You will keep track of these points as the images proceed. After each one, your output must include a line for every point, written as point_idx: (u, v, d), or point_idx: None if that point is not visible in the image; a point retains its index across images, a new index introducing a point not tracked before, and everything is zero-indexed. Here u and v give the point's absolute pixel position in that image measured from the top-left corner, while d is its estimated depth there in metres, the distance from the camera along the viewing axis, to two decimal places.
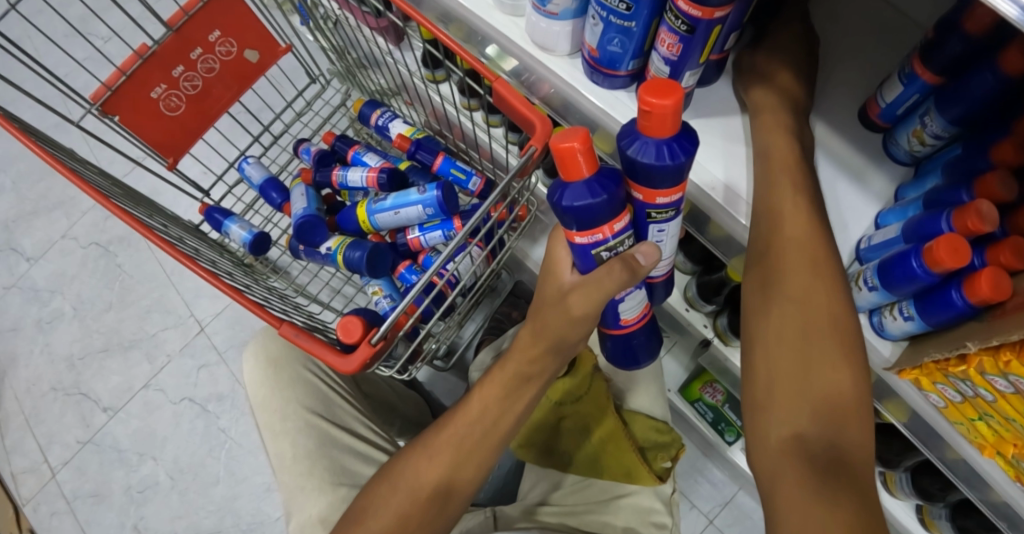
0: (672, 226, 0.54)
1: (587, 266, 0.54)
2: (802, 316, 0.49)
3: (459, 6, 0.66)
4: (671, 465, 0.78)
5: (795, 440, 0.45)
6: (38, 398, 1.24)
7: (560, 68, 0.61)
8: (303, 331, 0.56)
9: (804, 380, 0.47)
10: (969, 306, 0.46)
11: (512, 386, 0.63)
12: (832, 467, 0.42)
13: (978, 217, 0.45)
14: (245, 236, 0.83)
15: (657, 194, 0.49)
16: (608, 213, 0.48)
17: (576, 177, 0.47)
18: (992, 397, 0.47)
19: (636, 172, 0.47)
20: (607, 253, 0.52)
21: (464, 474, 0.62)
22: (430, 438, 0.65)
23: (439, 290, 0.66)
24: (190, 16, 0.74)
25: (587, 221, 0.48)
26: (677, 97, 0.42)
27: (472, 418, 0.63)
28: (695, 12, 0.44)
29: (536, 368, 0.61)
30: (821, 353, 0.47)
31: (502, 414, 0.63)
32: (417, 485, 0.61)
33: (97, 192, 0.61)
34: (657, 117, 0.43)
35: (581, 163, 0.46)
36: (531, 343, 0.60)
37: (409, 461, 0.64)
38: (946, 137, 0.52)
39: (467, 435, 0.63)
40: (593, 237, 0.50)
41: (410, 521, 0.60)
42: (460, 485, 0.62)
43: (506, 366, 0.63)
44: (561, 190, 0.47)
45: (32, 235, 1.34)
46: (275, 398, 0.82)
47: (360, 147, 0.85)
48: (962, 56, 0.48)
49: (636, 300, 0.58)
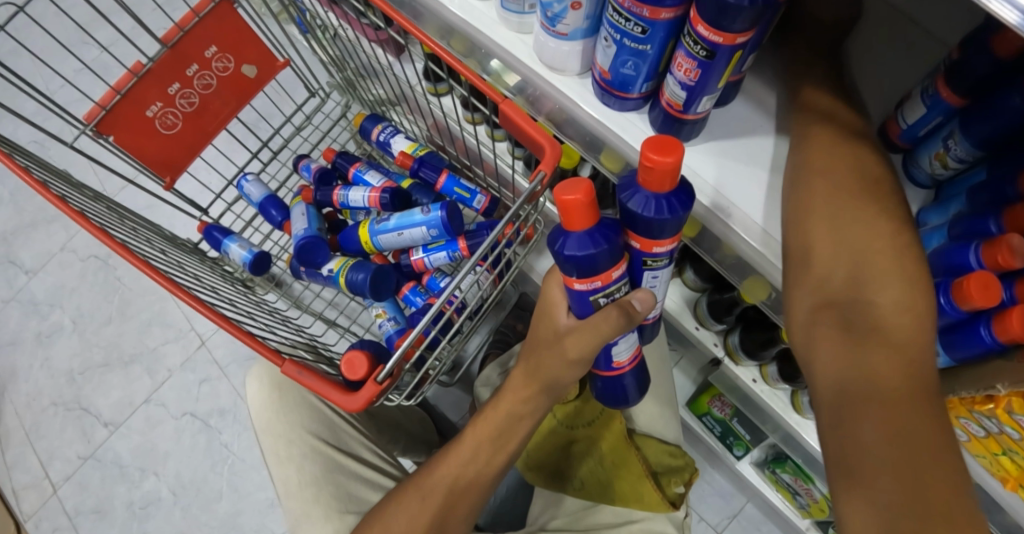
0: (663, 274, 0.53)
1: (584, 311, 0.52)
2: (842, 198, 0.46)
3: (462, 21, 0.63)
4: (685, 490, 0.76)
5: (830, 309, 0.42)
6: (39, 413, 1.23)
7: (569, 88, 0.59)
8: (306, 369, 0.54)
9: (840, 253, 0.44)
10: (997, 344, 0.44)
11: (506, 424, 0.61)
12: (865, 328, 0.39)
13: (1009, 251, 0.43)
14: (245, 256, 0.81)
15: (654, 244, 0.48)
16: (608, 261, 0.46)
17: (578, 227, 0.45)
18: (1017, 435, 0.46)
19: (632, 226, 0.46)
20: (605, 299, 0.50)
21: (457, 510, 0.61)
22: (425, 476, 0.64)
23: (448, 318, 0.63)
24: (185, 31, 0.72)
25: (588, 268, 0.47)
26: (679, 155, 0.41)
27: (461, 458, 0.62)
28: (716, 37, 0.42)
29: (526, 407, 0.60)
30: (866, 230, 0.44)
31: (489, 445, 0.62)
32: (415, 519, 0.61)
33: (88, 223, 0.58)
34: (659, 174, 0.42)
35: (585, 214, 0.44)
36: (524, 384, 0.59)
37: (402, 500, 0.63)
38: (970, 160, 0.50)
39: (460, 476, 0.62)
40: (592, 284, 0.48)
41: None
42: (457, 516, 0.62)
43: (499, 405, 0.61)
44: (564, 238, 0.46)
45: (30, 248, 1.33)
46: (279, 423, 0.79)
47: (361, 164, 0.83)
48: (988, 78, 0.46)
49: (629, 341, 0.57)
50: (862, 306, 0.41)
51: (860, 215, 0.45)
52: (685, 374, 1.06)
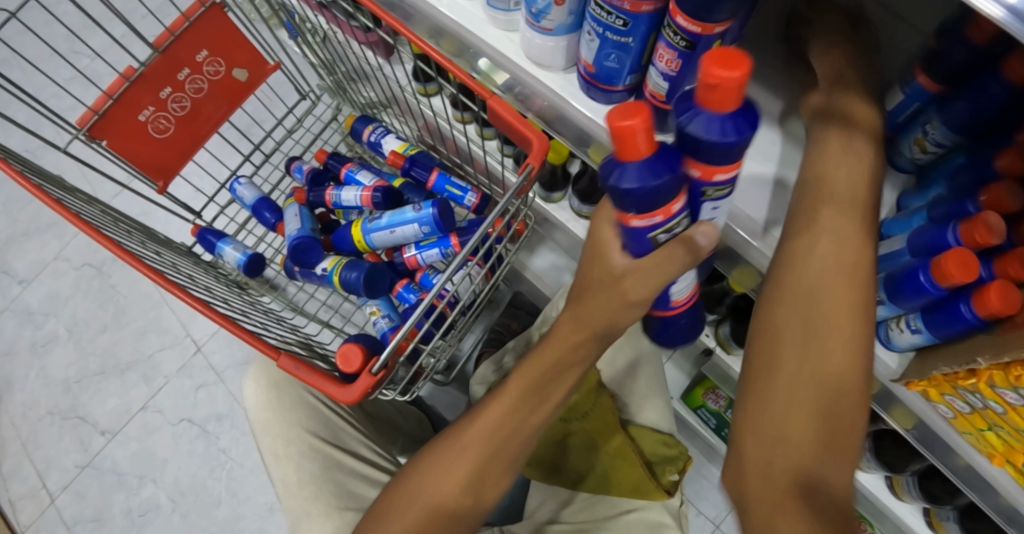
0: (720, 210, 0.46)
1: (641, 249, 0.46)
2: (820, 326, 0.42)
3: (449, 21, 0.64)
4: (679, 477, 0.78)
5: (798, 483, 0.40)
6: (35, 422, 1.22)
7: (554, 83, 0.60)
8: (302, 363, 0.55)
9: (809, 405, 0.41)
10: (978, 320, 0.45)
11: (541, 390, 0.61)
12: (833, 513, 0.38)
13: (986, 229, 0.44)
14: (239, 258, 0.82)
15: (717, 171, 0.40)
16: (669, 195, 0.40)
17: (633, 157, 0.38)
18: (1002, 409, 0.47)
19: (693, 154, 0.39)
20: (664, 235, 0.45)
21: (504, 453, 0.61)
22: (467, 423, 0.63)
23: (440, 312, 0.64)
24: (176, 36, 0.73)
25: (647, 204, 0.40)
26: (746, 67, 0.34)
27: (481, 432, 0.62)
28: (695, 28, 0.42)
29: (566, 362, 0.59)
30: (840, 376, 0.41)
31: (507, 419, 0.61)
32: (457, 463, 0.61)
33: (84, 224, 0.59)
34: (724, 92, 0.35)
35: (641, 142, 0.37)
36: (574, 329, 0.57)
37: (445, 445, 0.63)
38: (948, 145, 0.51)
39: (505, 420, 0.61)
40: (652, 220, 0.42)
41: (433, 523, 0.59)
42: (485, 493, 0.61)
43: (546, 351, 0.60)
44: (620, 168, 0.39)
45: (24, 257, 1.32)
46: (278, 422, 0.79)
47: (353, 164, 0.84)
48: (966, 63, 0.47)
49: (688, 281, 0.54)
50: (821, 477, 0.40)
51: (863, 187, 0.45)
52: (678, 368, 1.06)
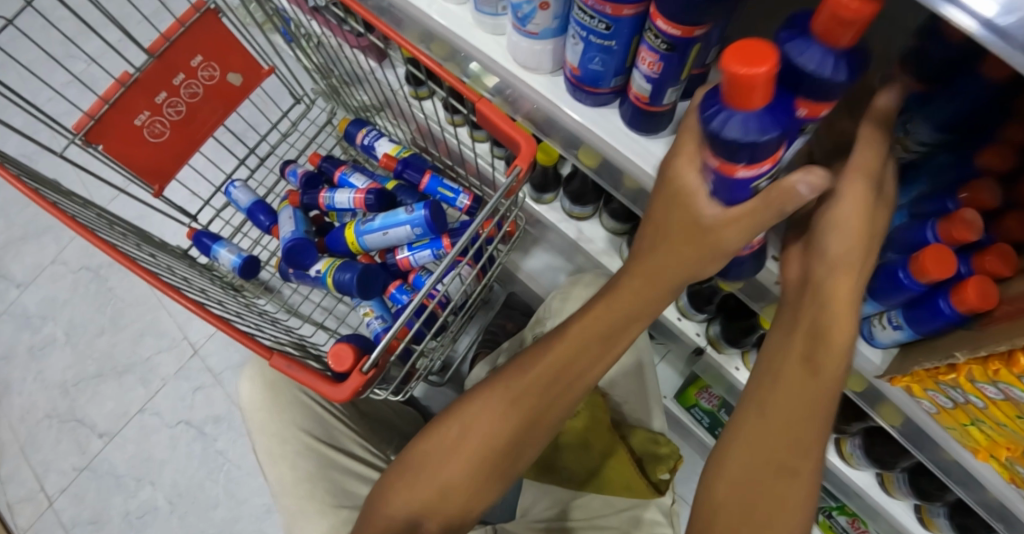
0: (797, 143, 0.40)
1: (736, 198, 0.41)
2: (771, 458, 0.51)
3: (439, 26, 0.65)
4: (670, 477, 0.77)
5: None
6: (33, 426, 1.23)
7: (542, 86, 0.60)
8: (294, 362, 0.55)
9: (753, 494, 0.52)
10: (957, 315, 0.46)
11: (561, 375, 0.59)
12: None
13: (964, 225, 0.45)
14: (234, 260, 0.83)
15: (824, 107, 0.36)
16: (781, 140, 0.35)
17: (752, 105, 0.33)
18: (983, 403, 0.47)
19: (794, 90, 0.35)
20: (765, 182, 0.39)
21: (561, 398, 0.60)
22: (521, 367, 0.61)
23: (431, 312, 0.65)
24: (171, 42, 0.74)
25: (762, 153, 0.35)
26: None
27: (484, 419, 0.61)
28: (675, 31, 0.44)
29: (611, 337, 0.56)
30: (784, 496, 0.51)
31: (514, 407, 0.60)
32: (512, 409, 0.60)
33: (81, 227, 0.60)
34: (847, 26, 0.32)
35: (765, 89, 0.32)
36: (649, 283, 0.51)
37: (496, 390, 0.62)
38: (931, 143, 0.50)
39: (564, 366, 0.58)
40: (761, 168, 0.37)
41: (432, 509, 0.60)
42: (489, 481, 0.61)
43: (614, 301, 0.54)
44: (725, 113, 0.34)
45: (21, 261, 1.33)
46: (273, 421, 0.80)
47: (346, 167, 0.85)
48: (945, 59, 0.44)
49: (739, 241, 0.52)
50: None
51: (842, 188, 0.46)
52: (672, 367, 1.08)
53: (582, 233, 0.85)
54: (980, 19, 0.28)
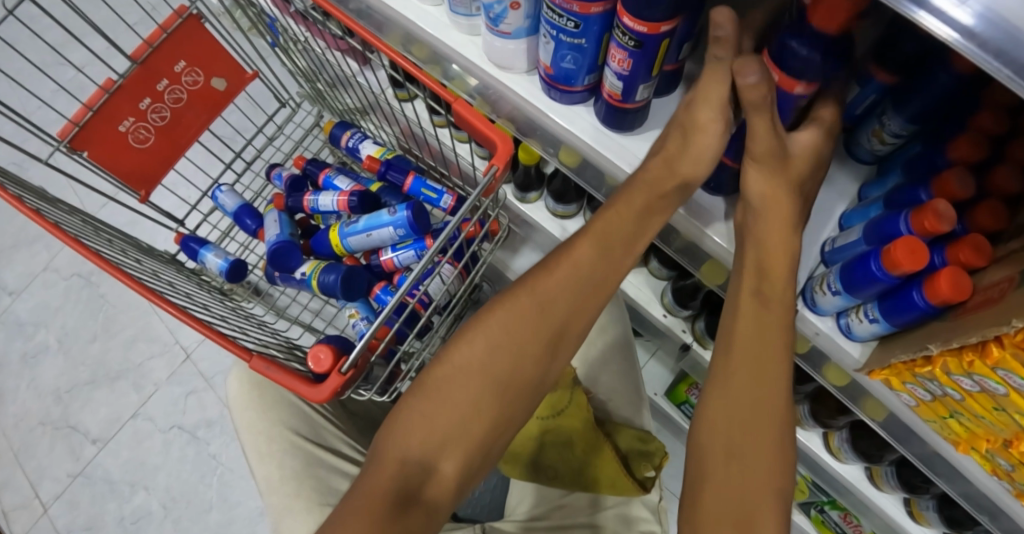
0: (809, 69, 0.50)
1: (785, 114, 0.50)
2: (737, 442, 0.49)
3: (416, 28, 0.65)
4: (655, 473, 0.79)
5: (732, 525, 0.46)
6: (27, 433, 1.23)
7: (518, 85, 0.61)
8: (274, 364, 0.56)
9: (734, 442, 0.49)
10: (930, 307, 0.45)
11: (567, 308, 0.56)
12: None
13: (935, 216, 0.44)
14: (221, 265, 0.83)
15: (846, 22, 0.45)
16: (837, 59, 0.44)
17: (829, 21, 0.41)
18: (960, 395, 0.47)
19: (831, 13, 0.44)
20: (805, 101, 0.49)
21: (580, 311, 0.56)
22: (540, 279, 0.56)
23: (411, 310, 0.66)
24: (153, 48, 0.74)
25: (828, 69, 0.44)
26: None
27: (499, 344, 0.56)
28: (641, 28, 0.44)
29: (605, 267, 0.56)
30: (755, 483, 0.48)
31: (534, 326, 0.56)
32: (534, 326, 0.56)
33: (62, 234, 0.60)
34: None
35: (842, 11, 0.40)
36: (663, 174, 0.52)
37: (512, 305, 0.56)
38: (905, 135, 0.51)
39: (581, 273, 0.56)
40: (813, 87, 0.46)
41: (452, 443, 0.54)
42: (512, 406, 0.56)
43: (631, 198, 0.53)
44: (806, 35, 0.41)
45: (12, 269, 1.33)
46: (260, 421, 0.81)
47: (331, 170, 0.85)
48: (913, 55, 0.47)
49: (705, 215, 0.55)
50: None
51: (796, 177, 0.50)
52: (661, 364, 1.10)
53: (567, 232, 0.86)
54: (952, 25, 0.29)
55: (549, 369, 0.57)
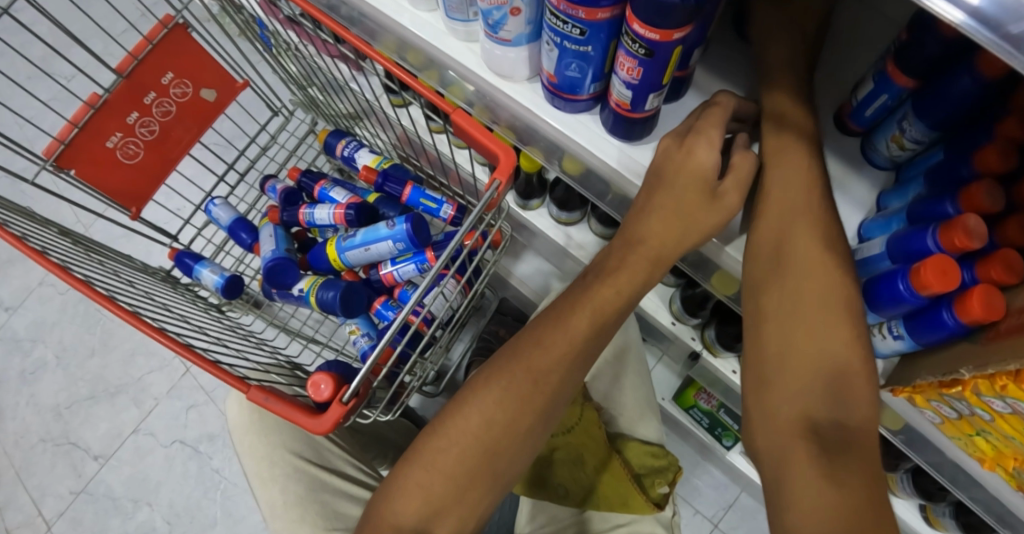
0: None
1: None
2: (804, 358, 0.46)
3: (411, 34, 0.62)
4: (669, 490, 0.80)
5: (808, 382, 0.46)
6: (28, 450, 1.22)
7: (520, 94, 0.58)
8: (272, 394, 0.55)
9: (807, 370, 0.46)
10: (960, 327, 0.43)
11: (563, 376, 0.56)
12: (849, 441, 0.44)
13: (966, 233, 0.41)
14: (217, 281, 0.80)
15: None
16: None
17: None
18: (989, 416, 0.45)
19: None
20: None
21: (575, 371, 0.57)
22: (534, 350, 0.56)
23: (416, 330, 0.63)
24: (139, 60, 0.72)
25: None
26: None
27: (495, 418, 0.56)
28: (652, 35, 0.41)
29: (612, 320, 0.56)
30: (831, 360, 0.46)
31: (529, 399, 0.56)
32: (528, 400, 0.56)
33: (50, 264, 0.58)
34: None
35: None
36: (666, 209, 0.50)
37: (507, 377, 0.56)
38: (927, 141, 0.47)
39: (574, 339, 0.55)
40: None
41: (443, 510, 0.55)
42: (501, 471, 0.57)
43: (641, 235, 0.52)
44: None
45: (8, 284, 1.31)
46: (261, 445, 0.78)
47: (326, 181, 0.83)
48: (935, 60, 0.43)
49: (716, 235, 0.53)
50: (836, 391, 0.45)
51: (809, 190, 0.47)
52: (668, 368, 1.08)
53: (571, 240, 0.83)
54: (967, 11, 0.26)
55: (537, 431, 0.58)
